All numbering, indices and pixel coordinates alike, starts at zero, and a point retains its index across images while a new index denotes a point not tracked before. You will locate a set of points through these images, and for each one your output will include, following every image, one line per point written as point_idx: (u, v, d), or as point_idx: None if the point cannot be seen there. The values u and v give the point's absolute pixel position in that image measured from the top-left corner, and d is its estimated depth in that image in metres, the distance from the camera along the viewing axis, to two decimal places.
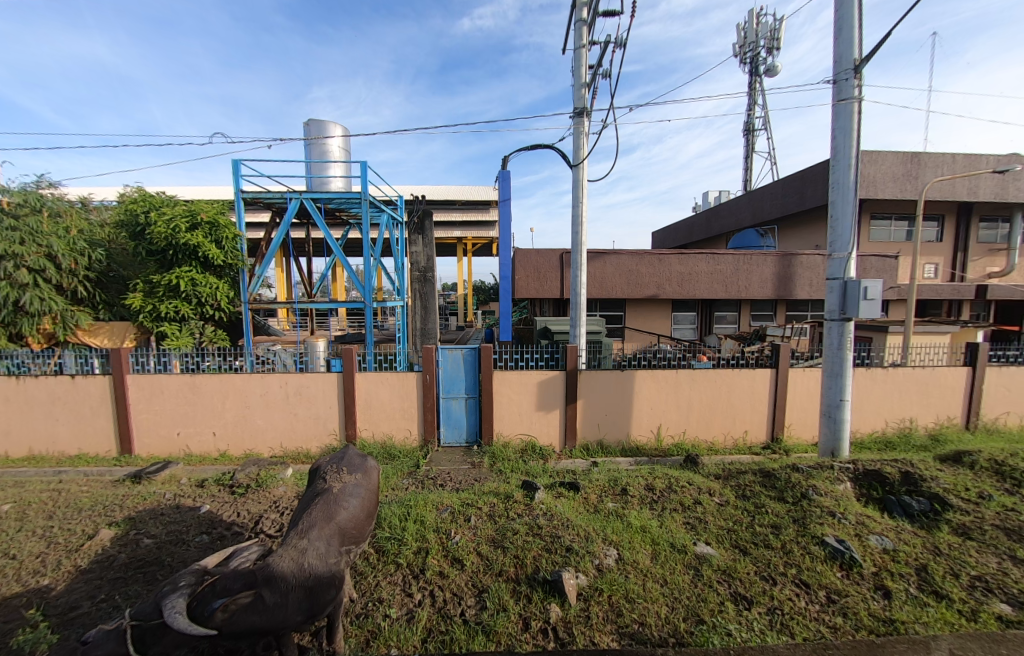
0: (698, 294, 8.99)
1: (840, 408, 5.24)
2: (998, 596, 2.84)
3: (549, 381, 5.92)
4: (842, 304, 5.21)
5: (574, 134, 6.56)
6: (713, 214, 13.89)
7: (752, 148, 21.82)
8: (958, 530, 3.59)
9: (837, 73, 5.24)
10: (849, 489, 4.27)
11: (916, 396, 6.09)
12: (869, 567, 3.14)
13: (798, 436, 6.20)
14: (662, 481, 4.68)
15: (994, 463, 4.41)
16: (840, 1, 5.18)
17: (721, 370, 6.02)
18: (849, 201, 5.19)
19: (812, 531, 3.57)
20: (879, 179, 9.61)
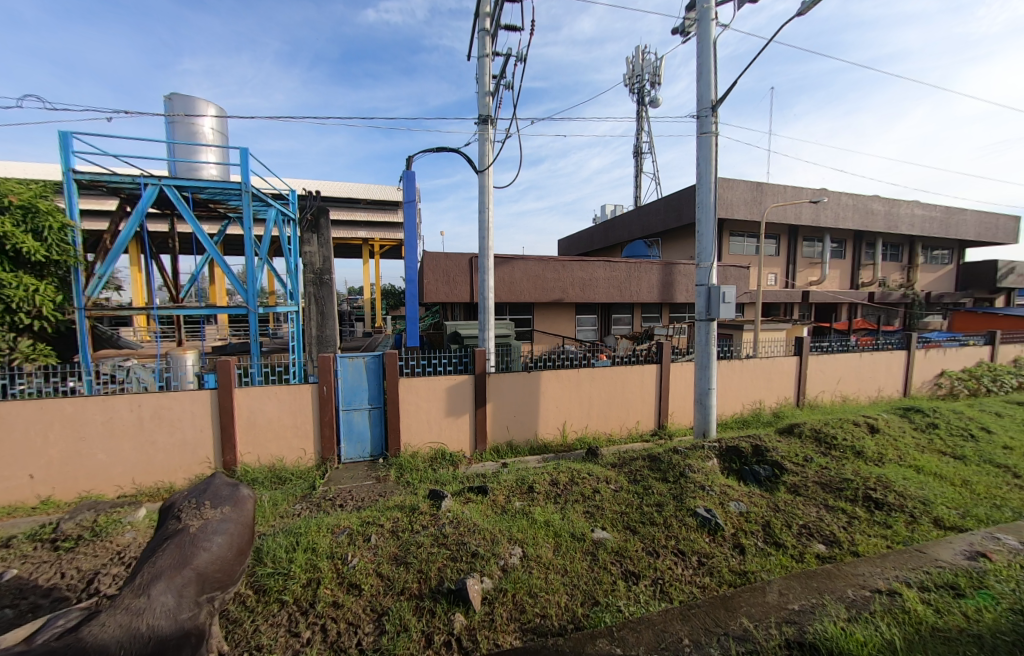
0: (597, 298, 9.71)
1: (709, 395, 6.06)
2: (816, 538, 3.54)
3: (458, 386, 5.83)
4: (708, 306, 6.07)
5: (479, 139, 6.61)
6: (609, 226, 15.21)
7: (640, 169, 24.52)
8: (792, 489, 4.41)
9: (699, 110, 6.14)
10: (716, 464, 4.97)
11: (763, 382, 7.36)
12: (729, 529, 3.67)
13: (680, 422, 7.06)
14: (565, 475, 4.92)
15: (814, 431, 5.54)
16: (701, 49, 6.07)
17: (617, 367, 6.57)
18: (711, 220, 6.09)
19: (687, 504, 4.05)
20: (734, 203, 11.51)
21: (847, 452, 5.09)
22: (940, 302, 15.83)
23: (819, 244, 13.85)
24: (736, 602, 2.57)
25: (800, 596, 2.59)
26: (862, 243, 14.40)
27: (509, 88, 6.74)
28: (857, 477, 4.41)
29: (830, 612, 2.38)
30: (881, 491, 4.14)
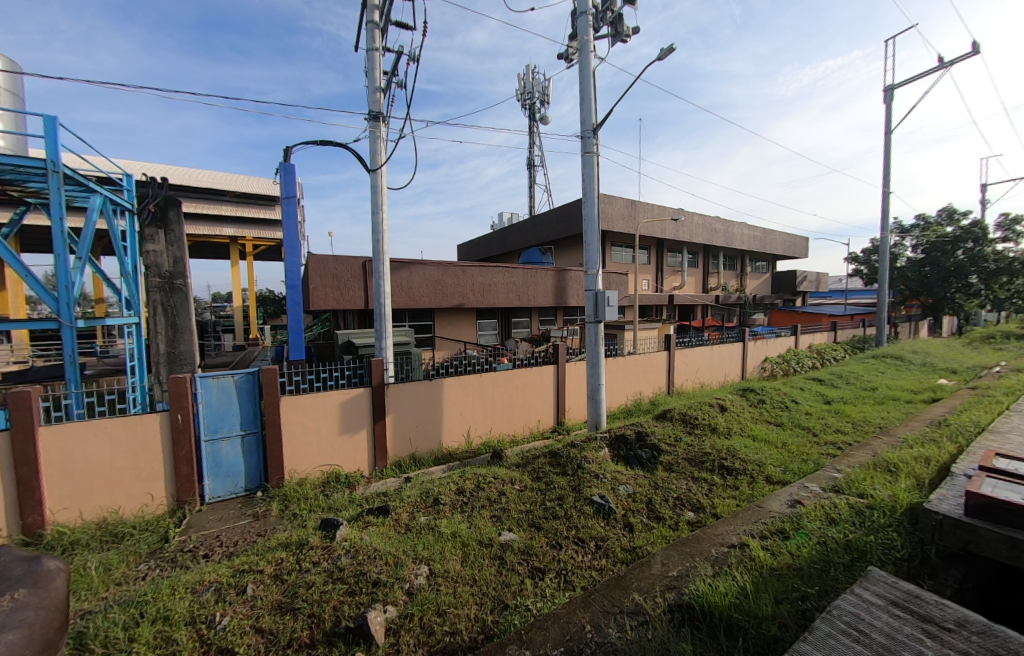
0: (498, 304, 9.91)
1: (600, 391, 6.64)
2: (687, 507, 4.13)
3: (353, 401, 5.35)
4: (596, 310, 6.64)
5: (370, 137, 6.21)
6: (506, 233, 15.70)
7: (533, 181, 25.95)
8: (668, 467, 5.07)
9: (583, 131, 6.73)
10: (607, 453, 5.47)
11: (641, 375, 8.36)
12: (619, 511, 4.05)
13: (576, 417, 7.59)
14: (471, 482, 4.86)
15: (682, 414, 6.47)
16: (583, 77, 6.67)
17: (517, 370, 6.77)
18: (596, 230, 6.70)
19: (585, 494, 4.36)
20: (614, 217, 12.91)
21: (706, 429, 6.07)
22: (762, 303, 20.04)
23: (679, 255, 16.35)
24: (629, 579, 2.82)
25: (677, 563, 2.96)
26: (709, 255, 17.44)
27: (402, 87, 6.48)
28: (714, 450, 5.28)
29: (700, 572, 2.77)
30: (730, 459, 5.02)
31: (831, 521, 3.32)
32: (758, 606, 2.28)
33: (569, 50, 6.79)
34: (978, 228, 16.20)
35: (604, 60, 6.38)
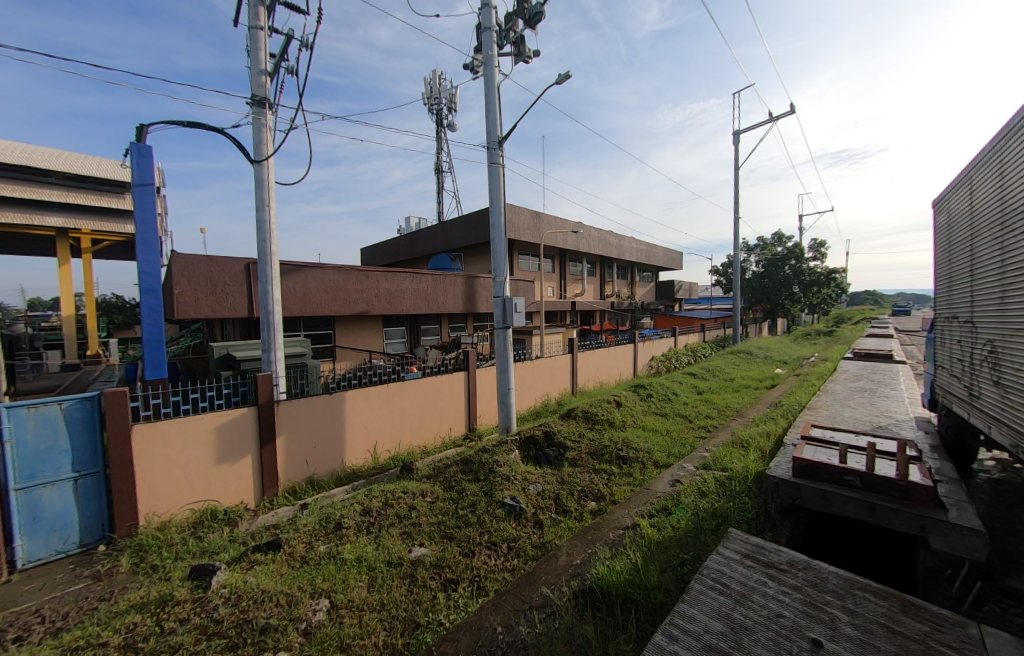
0: (405, 311, 9.52)
1: (510, 394, 6.80)
2: (591, 498, 4.44)
3: (233, 423, 4.64)
4: (504, 316, 6.82)
5: (253, 124, 5.52)
6: (413, 238, 15.22)
7: (442, 187, 25.74)
8: (572, 462, 5.42)
9: (489, 142, 6.91)
10: (518, 454, 5.64)
11: (548, 377, 8.78)
12: (529, 510, 4.19)
13: (487, 421, 7.64)
14: (378, 500, 4.56)
15: (584, 412, 6.97)
16: (488, 90, 6.86)
17: (427, 378, 6.60)
18: (502, 240, 6.90)
19: (497, 497, 4.42)
20: (521, 227, 13.45)
21: (604, 424, 6.63)
22: (648, 308, 22.71)
23: (579, 265, 17.69)
24: (537, 575, 2.92)
25: (581, 552, 3.17)
26: (604, 265, 19.20)
27: (293, 74, 5.91)
28: (612, 442, 5.79)
29: (600, 556, 2.99)
30: (626, 449, 5.56)
31: (703, 494, 3.87)
32: (648, 577, 2.55)
33: (474, 62, 6.92)
34: (797, 248, 20.67)
35: (507, 76, 6.64)
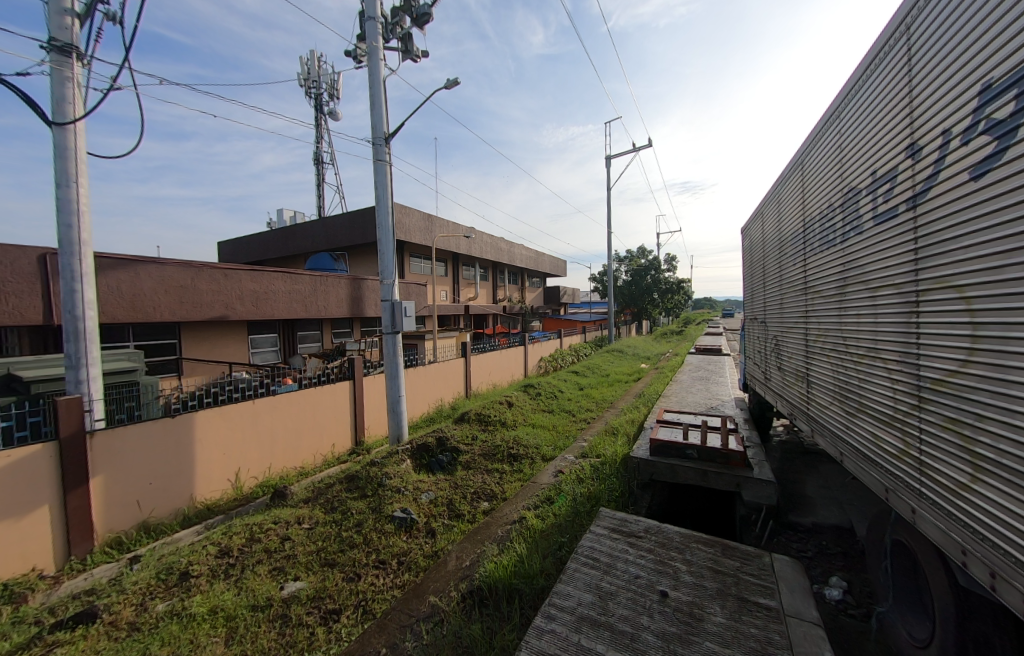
0: (277, 315, 8.36)
1: (400, 402, 6.51)
2: (483, 498, 4.51)
3: (18, 466, 3.45)
4: (392, 321, 6.51)
5: (51, 75, 4.26)
6: (286, 233, 13.50)
7: (322, 179, 23.46)
8: (465, 465, 5.46)
9: (374, 137, 6.55)
10: (409, 464, 5.45)
11: (440, 382, 8.66)
12: (421, 520, 4.06)
13: (377, 433, 7.16)
14: (241, 536, 3.91)
15: (477, 415, 7.08)
16: (373, 82, 6.51)
17: (303, 391, 5.89)
18: (390, 240, 6.59)
19: (386, 511, 4.19)
20: (412, 228, 13.04)
21: (497, 424, 6.83)
22: (537, 312, 24.15)
23: (472, 269, 17.90)
24: (425, 585, 2.85)
25: (470, 553, 3.20)
26: (497, 270, 19.80)
27: (113, 21, 4.73)
28: (503, 442, 5.98)
29: (488, 554, 3.05)
30: (516, 447, 5.81)
31: (580, 480, 4.26)
32: (533, 565, 2.71)
33: (356, 51, 6.48)
34: (656, 261, 24.38)
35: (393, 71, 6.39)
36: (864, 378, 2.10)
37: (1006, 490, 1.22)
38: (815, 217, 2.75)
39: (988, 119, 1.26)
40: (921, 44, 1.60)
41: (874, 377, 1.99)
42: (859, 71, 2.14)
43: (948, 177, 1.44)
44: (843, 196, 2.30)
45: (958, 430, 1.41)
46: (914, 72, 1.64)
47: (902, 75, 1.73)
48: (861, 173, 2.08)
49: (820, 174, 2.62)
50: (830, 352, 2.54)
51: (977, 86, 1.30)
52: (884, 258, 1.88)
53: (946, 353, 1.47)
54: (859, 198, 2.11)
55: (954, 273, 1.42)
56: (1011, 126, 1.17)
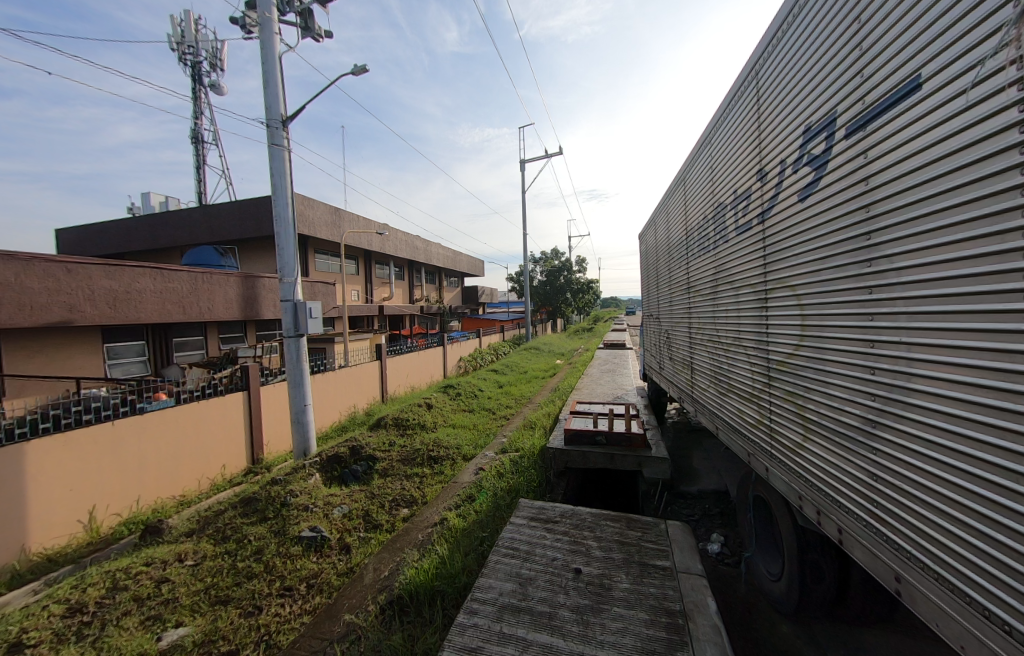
0: (144, 320, 7.00)
1: (306, 412, 5.95)
2: (402, 505, 4.36)
3: None
4: (295, 323, 5.93)
5: None
6: (154, 221, 11.40)
7: (203, 161, 20.27)
8: (383, 473, 5.22)
9: (268, 119, 5.87)
10: (317, 479, 5.04)
11: (353, 387, 8.12)
12: (334, 536, 3.78)
13: (279, 448, 6.43)
14: (99, 586, 3.23)
15: (394, 420, 6.81)
16: (267, 58, 5.84)
17: (182, 408, 5.04)
18: (291, 233, 5.99)
19: (292, 533, 3.81)
20: (316, 222, 11.97)
21: (416, 428, 6.64)
22: (456, 312, 23.95)
23: (386, 268, 17.09)
24: (338, 604, 2.66)
25: (388, 563, 3.07)
26: (412, 269, 19.16)
27: None
28: (423, 445, 5.84)
29: (407, 561, 2.96)
30: (436, 449, 5.70)
31: (499, 475, 4.36)
32: (455, 565, 2.70)
33: (244, 19, 5.75)
34: (567, 263, 25.86)
35: (292, 49, 5.80)
36: (732, 363, 2.51)
37: (826, 444, 1.56)
38: (694, 226, 3.19)
39: (809, 153, 1.60)
40: (767, 87, 1.97)
41: (739, 361, 2.39)
42: (723, 106, 2.54)
43: (785, 198, 1.80)
44: (714, 209, 2.72)
45: (795, 400, 1.76)
46: (762, 111, 2.01)
47: (755, 112, 2.10)
48: (726, 191, 2.49)
49: (697, 190, 3.07)
50: (708, 342, 2.97)
51: (804, 127, 1.65)
52: (744, 263, 2.27)
53: (787, 339, 1.83)
54: (725, 211, 2.52)
55: (791, 275, 1.78)
56: (822, 161, 1.52)
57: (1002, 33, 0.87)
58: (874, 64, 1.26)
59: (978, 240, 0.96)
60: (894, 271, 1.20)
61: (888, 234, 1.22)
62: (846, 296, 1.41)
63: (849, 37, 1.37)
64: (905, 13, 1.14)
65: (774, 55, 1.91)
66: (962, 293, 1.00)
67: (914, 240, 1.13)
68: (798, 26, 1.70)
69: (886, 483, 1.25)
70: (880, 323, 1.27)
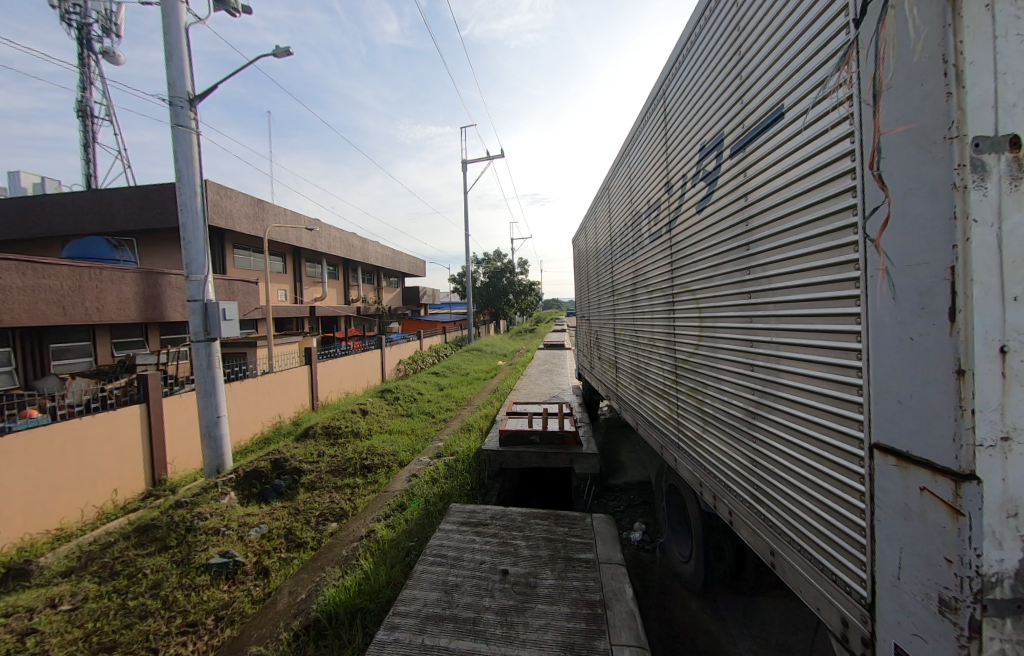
0: (9, 323, 5.82)
1: (218, 424, 5.36)
2: (330, 519, 4.08)
3: None
4: (205, 325, 5.32)
5: None
6: (26, 207, 9.68)
7: (92, 138, 17.48)
8: (310, 486, 4.86)
9: (171, 96, 5.20)
10: (232, 498, 4.59)
11: (278, 395, 7.49)
12: (250, 560, 3.43)
13: (187, 467, 5.71)
14: None
15: (324, 428, 6.40)
16: (170, 27, 5.18)
17: (60, 426, 4.28)
18: (200, 226, 5.36)
19: (198, 561, 3.40)
20: (235, 214, 10.86)
21: (348, 436, 6.28)
22: (396, 313, 23.10)
23: (318, 266, 16.00)
24: (246, 636, 2.42)
25: (306, 585, 2.84)
26: (348, 268, 18.15)
27: None
28: (355, 453, 5.54)
29: (328, 580, 2.77)
30: (370, 457, 5.43)
31: (434, 481, 4.25)
32: (380, 580, 2.58)
33: None
34: (510, 264, 26.11)
35: (201, 21, 5.21)
36: (648, 362, 2.68)
37: (719, 434, 1.71)
38: (616, 232, 3.38)
39: (704, 170, 1.75)
40: (672, 106, 2.13)
41: (653, 360, 2.56)
42: (637, 122, 2.72)
43: (686, 210, 1.96)
44: (632, 218, 2.90)
45: (696, 395, 1.92)
46: (669, 129, 2.17)
47: (663, 130, 2.27)
48: (642, 200, 2.66)
49: (618, 199, 3.26)
50: (629, 342, 3.16)
51: (700, 146, 1.81)
52: (656, 269, 2.44)
53: (689, 339, 1.99)
54: (641, 220, 2.70)
55: (691, 280, 1.94)
56: (713, 178, 1.68)
57: (838, 76, 1.03)
58: (750, 92, 1.41)
59: (822, 252, 1.11)
60: (767, 277, 1.35)
61: (761, 247, 1.37)
62: (733, 301, 1.57)
63: (731, 68, 1.53)
64: (769, 51, 1.30)
65: (677, 79, 2.09)
66: (813, 297, 1.16)
67: (780, 250, 1.28)
68: (695, 54, 1.86)
69: (763, 468, 1.41)
70: (756, 323, 1.42)
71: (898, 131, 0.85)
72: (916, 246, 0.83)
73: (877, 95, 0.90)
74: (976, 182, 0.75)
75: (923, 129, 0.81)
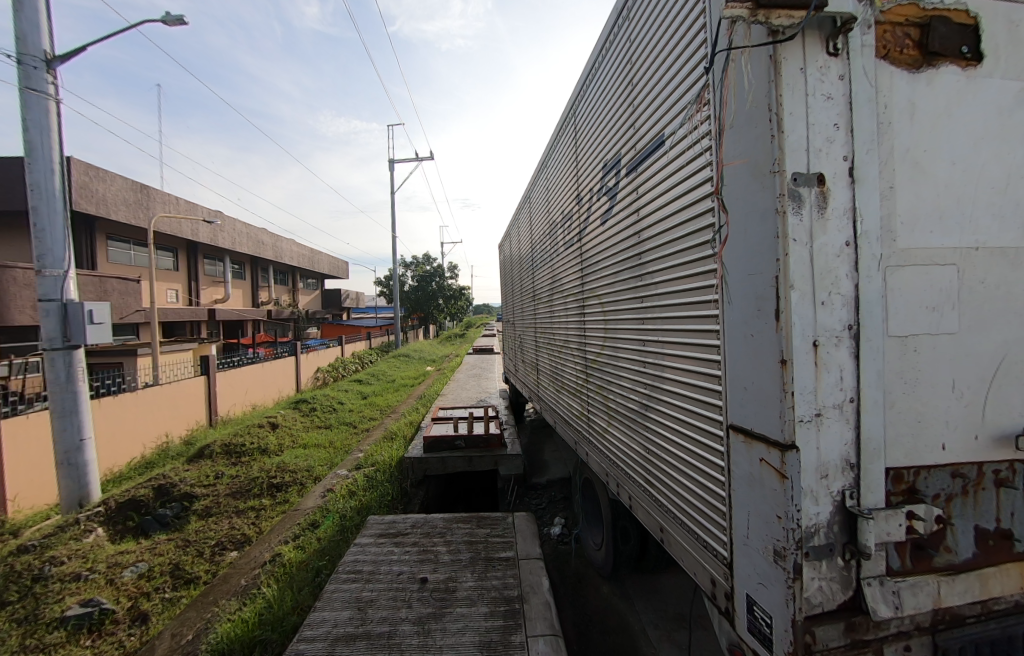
0: None
1: (81, 450, 4.48)
2: (229, 549, 3.62)
3: None
4: (64, 328, 4.44)
5: None
6: None
7: None
8: (204, 513, 4.28)
9: (21, 52, 4.29)
10: (100, 536, 3.88)
11: (167, 410, 6.51)
12: (123, 606, 2.91)
13: (34, 503, 4.66)
14: None
15: (223, 447, 5.68)
16: None
17: None
18: (59, 211, 4.47)
19: (49, 616, 2.80)
20: (110, 199, 9.25)
21: (254, 454, 5.67)
22: (315, 317, 21.37)
23: (220, 264, 14.24)
24: None
25: (193, 624, 2.49)
26: (257, 267, 16.41)
27: None
28: (262, 472, 5.01)
29: (222, 615, 2.47)
30: (279, 475, 4.93)
31: (351, 494, 4.01)
32: (283, 609, 2.37)
33: None
34: (440, 269, 25.73)
35: None
36: (563, 364, 2.84)
37: (621, 426, 1.87)
38: (536, 238, 3.52)
39: (607, 186, 1.92)
40: (582, 122, 2.30)
41: (568, 360, 2.72)
42: (552, 138, 2.89)
43: (593, 222, 2.13)
44: (550, 225, 3.04)
45: (602, 391, 2.08)
46: (579, 145, 2.35)
47: (574, 146, 2.45)
48: (558, 209, 2.80)
49: (537, 206, 3.41)
50: (548, 344, 3.31)
51: (604, 164, 1.98)
52: (570, 275, 2.60)
53: (596, 341, 2.15)
54: (557, 229, 2.86)
55: (598, 286, 2.11)
56: (614, 193, 1.85)
57: (699, 113, 1.21)
58: (640, 121, 1.60)
59: (693, 263, 1.29)
60: (653, 284, 1.53)
61: (649, 256, 1.54)
62: (629, 305, 1.75)
63: (625, 98, 1.72)
64: (654, 87, 1.48)
65: (584, 100, 2.27)
66: (688, 302, 1.33)
67: (663, 260, 1.45)
68: (599, 81, 2.05)
69: (653, 454, 1.57)
70: (648, 324, 1.59)
71: (742, 163, 1.03)
72: (756, 257, 1.00)
73: (726, 131, 1.08)
74: (793, 208, 0.93)
75: (756, 162, 0.98)
